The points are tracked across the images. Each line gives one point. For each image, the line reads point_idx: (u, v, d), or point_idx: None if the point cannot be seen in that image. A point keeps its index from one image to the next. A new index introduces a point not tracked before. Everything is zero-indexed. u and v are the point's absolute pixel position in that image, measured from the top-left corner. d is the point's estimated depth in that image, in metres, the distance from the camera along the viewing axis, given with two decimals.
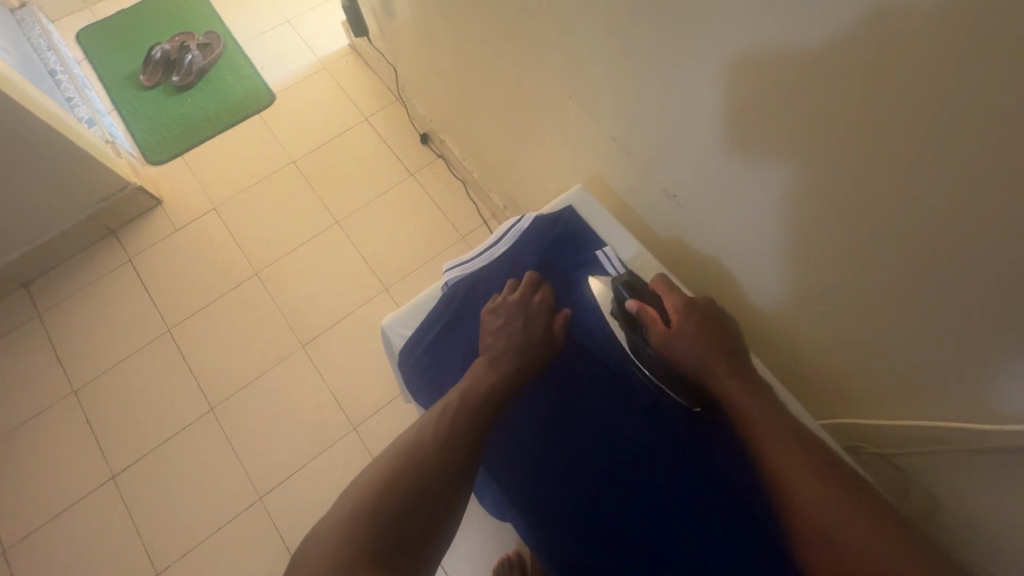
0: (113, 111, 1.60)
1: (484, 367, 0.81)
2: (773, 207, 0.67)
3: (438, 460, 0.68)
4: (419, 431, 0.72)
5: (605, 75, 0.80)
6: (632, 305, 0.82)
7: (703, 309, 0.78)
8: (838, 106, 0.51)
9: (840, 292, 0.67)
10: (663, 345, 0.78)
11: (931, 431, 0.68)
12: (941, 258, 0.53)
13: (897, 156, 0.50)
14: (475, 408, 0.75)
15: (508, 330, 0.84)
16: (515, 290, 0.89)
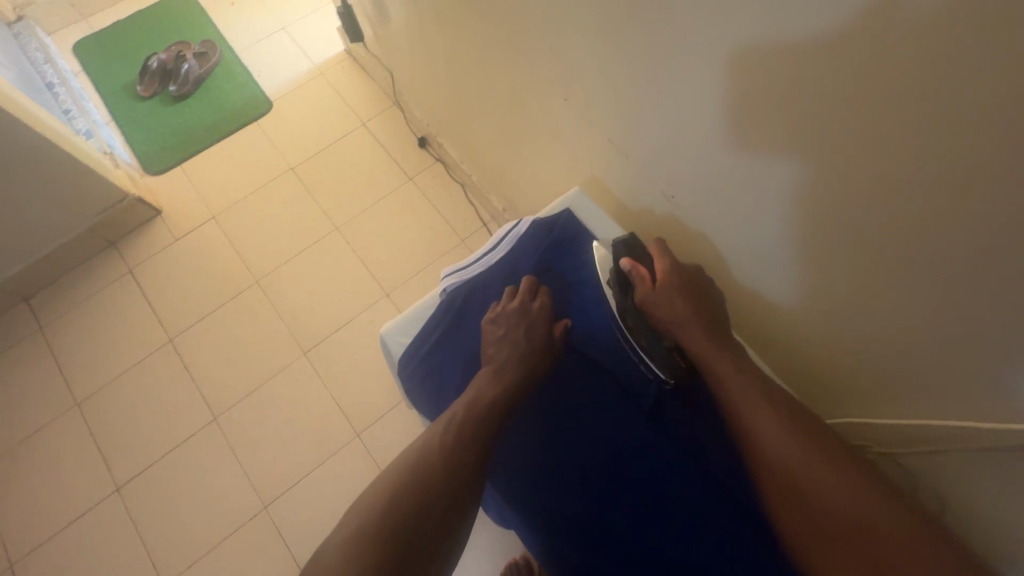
0: (111, 122, 1.59)
1: (484, 386, 0.67)
2: (789, 200, 0.58)
3: (433, 494, 0.56)
4: (410, 461, 0.59)
5: (594, 60, 0.70)
6: (623, 264, 0.72)
7: (690, 270, 0.71)
8: (864, 68, 0.43)
9: (867, 296, 0.57)
10: (653, 304, 0.70)
11: (958, 434, 0.59)
12: (998, 255, 0.44)
13: (942, 132, 0.41)
14: (478, 439, 0.61)
15: (509, 342, 0.71)
16: (515, 297, 0.75)
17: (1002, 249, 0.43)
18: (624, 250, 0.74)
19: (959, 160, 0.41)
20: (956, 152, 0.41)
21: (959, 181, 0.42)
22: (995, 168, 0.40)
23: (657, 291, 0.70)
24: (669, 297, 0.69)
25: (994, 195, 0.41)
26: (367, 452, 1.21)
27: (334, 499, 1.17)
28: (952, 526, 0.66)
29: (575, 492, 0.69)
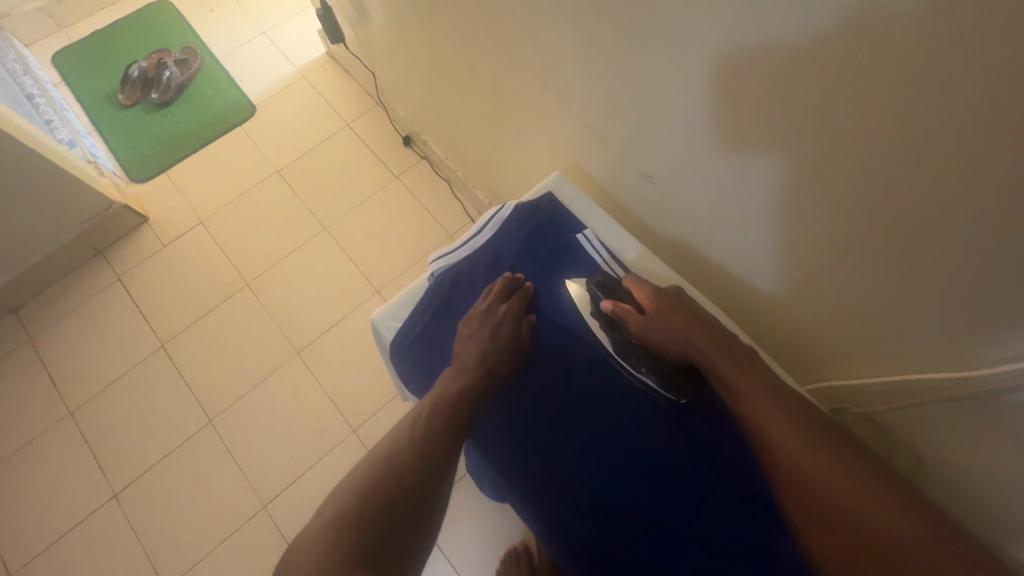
0: (93, 131, 1.59)
1: (451, 383, 0.68)
2: (760, 167, 0.60)
3: (405, 491, 0.56)
4: (382, 458, 0.59)
5: (568, 47, 0.72)
6: (605, 307, 0.71)
7: (677, 297, 0.69)
8: (824, 38, 0.45)
9: (839, 261, 0.60)
10: (648, 335, 0.69)
11: (929, 386, 0.59)
12: (954, 213, 0.46)
13: (897, 95, 0.43)
14: (441, 433, 0.62)
15: (476, 342, 0.71)
16: (486, 298, 0.75)
17: (963, 209, 0.45)
18: (603, 294, 0.73)
19: (921, 124, 0.43)
20: (917, 115, 0.43)
21: (923, 144, 0.44)
22: (954, 129, 0.42)
23: (648, 321, 0.69)
24: (660, 330, 0.68)
25: (955, 156, 0.43)
26: (364, 447, 1.22)
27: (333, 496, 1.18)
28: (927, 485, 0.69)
29: (553, 477, 0.69)
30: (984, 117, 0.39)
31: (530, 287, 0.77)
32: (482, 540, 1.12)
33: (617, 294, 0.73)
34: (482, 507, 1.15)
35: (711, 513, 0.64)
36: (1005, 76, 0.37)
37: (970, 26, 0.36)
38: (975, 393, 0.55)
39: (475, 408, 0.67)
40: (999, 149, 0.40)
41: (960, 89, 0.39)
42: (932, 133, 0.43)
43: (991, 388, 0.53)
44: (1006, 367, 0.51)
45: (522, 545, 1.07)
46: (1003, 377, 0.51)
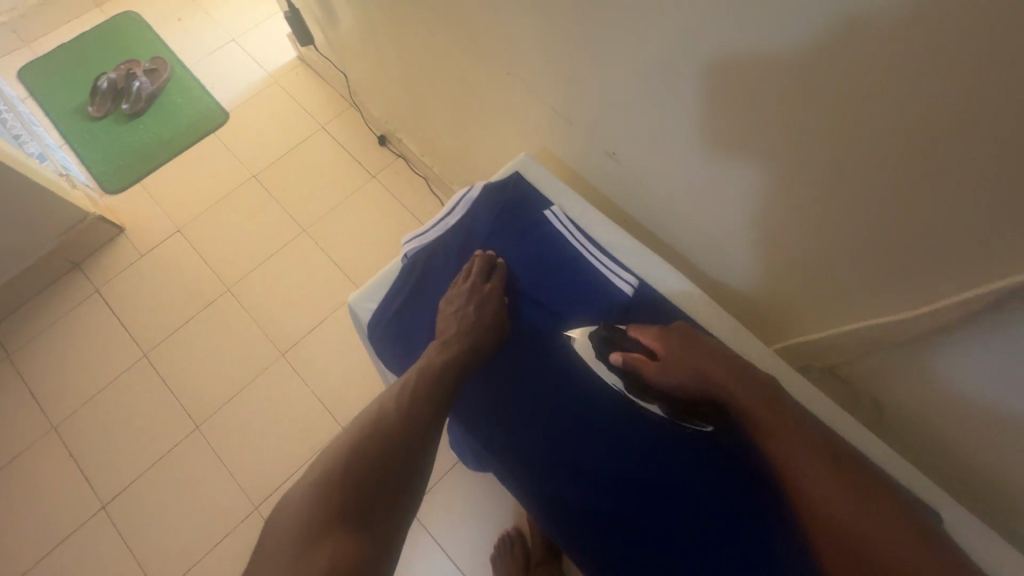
0: (64, 144, 1.58)
1: (435, 354, 0.70)
2: (713, 133, 0.62)
3: (388, 455, 0.59)
4: (366, 423, 0.62)
5: (530, 31, 0.74)
6: (615, 359, 0.67)
7: (690, 334, 0.66)
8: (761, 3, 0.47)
9: (794, 221, 0.62)
10: (668, 381, 0.64)
11: (879, 333, 0.62)
12: (892, 163, 0.49)
13: (831, 54, 0.46)
14: (426, 396, 0.66)
15: (460, 317, 0.73)
16: (468, 278, 0.76)
17: (898, 157, 0.48)
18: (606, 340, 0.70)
19: (855, 77, 0.46)
20: (851, 68, 0.46)
21: (858, 97, 0.47)
22: (884, 82, 0.45)
23: (664, 366, 0.65)
24: (678, 374, 0.64)
25: (888, 107, 0.46)
26: None
27: None
28: (892, 436, 0.72)
29: (536, 448, 0.71)
30: (910, 64, 0.42)
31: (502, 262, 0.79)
32: (475, 527, 1.14)
33: (622, 343, 0.69)
34: (473, 495, 1.17)
35: (677, 462, 0.68)
36: (922, 29, 0.40)
37: None
38: (922, 333, 0.58)
39: (459, 375, 0.69)
40: (926, 95, 0.43)
41: (886, 40, 0.42)
42: (866, 85, 0.46)
43: (933, 327, 0.56)
44: (943, 305, 0.54)
45: (514, 529, 1.10)
46: (941, 316, 0.55)
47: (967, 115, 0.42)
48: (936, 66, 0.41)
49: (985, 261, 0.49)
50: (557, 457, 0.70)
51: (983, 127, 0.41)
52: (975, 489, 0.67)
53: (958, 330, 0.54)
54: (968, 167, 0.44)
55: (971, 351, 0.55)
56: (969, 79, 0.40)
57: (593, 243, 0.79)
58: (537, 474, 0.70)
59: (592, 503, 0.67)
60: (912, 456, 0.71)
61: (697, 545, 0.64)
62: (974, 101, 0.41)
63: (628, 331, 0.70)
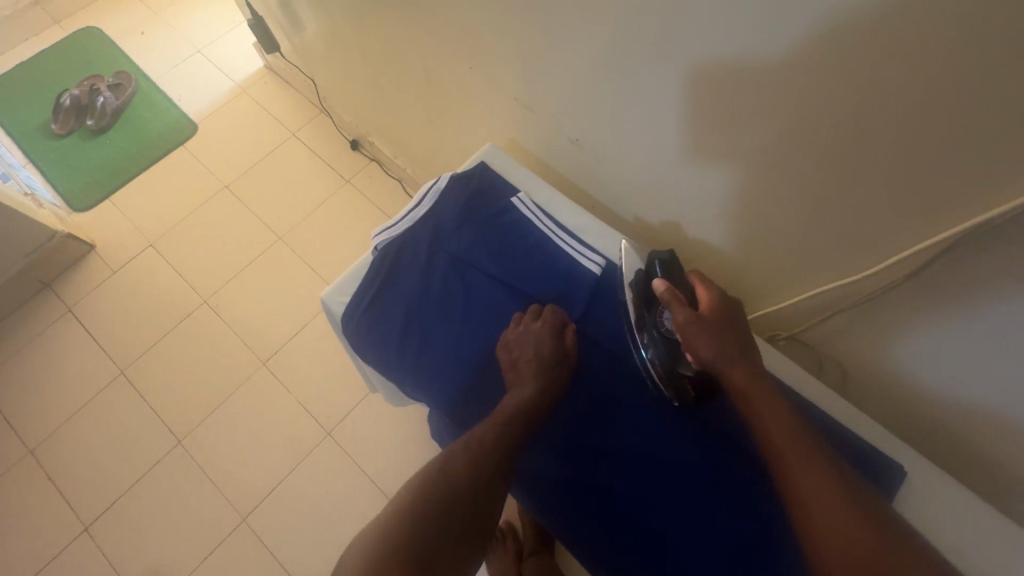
0: (28, 164, 1.55)
1: (513, 400, 0.66)
2: (668, 111, 0.64)
3: (460, 493, 0.55)
4: (436, 466, 0.58)
5: (487, 24, 0.76)
6: (657, 286, 0.63)
7: (737, 317, 0.60)
8: None
9: (748, 193, 0.65)
10: (686, 333, 0.60)
11: (837, 296, 0.65)
12: (831, 129, 0.52)
13: (768, 28, 0.49)
14: (500, 444, 0.61)
15: (531, 362, 0.68)
16: (537, 320, 0.73)
17: (842, 120, 0.50)
18: (660, 272, 0.67)
19: (798, 45, 0.48)
20: (794, 37, 0.48)
21: (802, 65, 0.49)
22: (817, 51, 0.47)
23: (697, 319, 0.59)
24: (704, 334, 0.58)
25: (828, 72, 0.48)
26: (341, 447, 1.22)
27: (313, 499, 1.18)
28: (858, 398, 0.75)
29: None
30: (846, 28, 0.44)
31: (559, 309, 0.74)
32: None
33: (675, 281, 0.65)
34: None
35: (652, 429, 0.69)
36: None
37: None
38: (876, 291, 0.61)
39: (533, 422, 0.65)
40: (864, 57, 0.45)
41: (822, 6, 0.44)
42: (809, 52, 0.48)
43: (886, 284, 0.59)
44: (891, 261, 0.57)
45: (505, 522, 1.10)
46: (892, 271, 0.58)
47: (902, 74, 0.44)
48: (861, 32, 0.44)
49: (925, 217, 0.52)
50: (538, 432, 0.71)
51: (910, 87, 0.44)
52: (941, 444, 0.69)
53: (909, 283, 0.57)
54: (907, 125, 0.47)
55: (921, 304, 0.58)
56: (901, 39, 0.42)
57: (560, 227, 0.81)
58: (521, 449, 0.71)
59: (575, 474, 0.69)
60: (879, 416, 0.74)
61: (676, 507, 0.65)
62: (903, 61, 0.43)
63: (687, 275, 0.66)
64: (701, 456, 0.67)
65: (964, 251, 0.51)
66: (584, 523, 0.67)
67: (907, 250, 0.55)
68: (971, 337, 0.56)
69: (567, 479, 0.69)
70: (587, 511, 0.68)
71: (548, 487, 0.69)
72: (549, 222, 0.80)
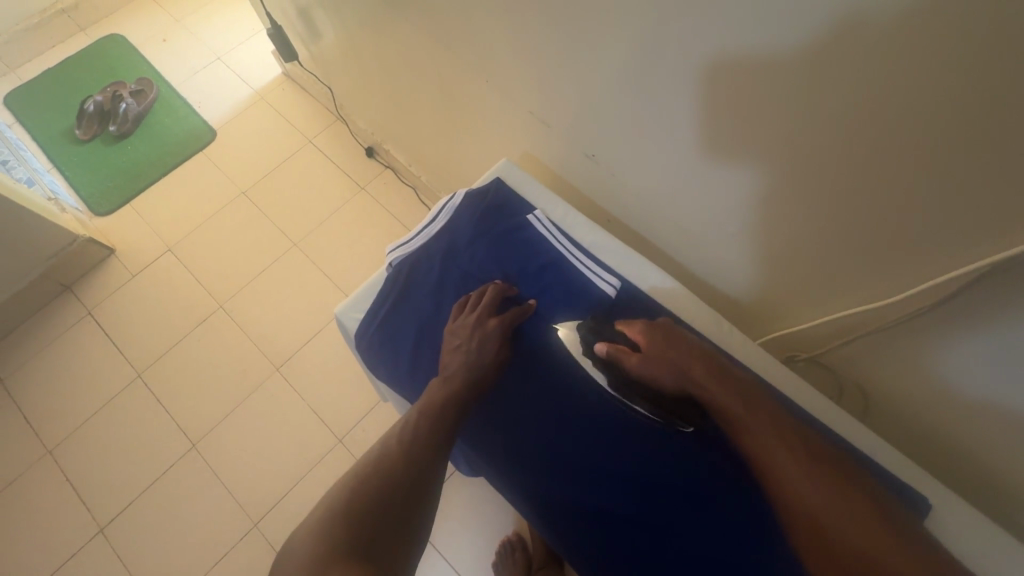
0: (53, 169, 1.58)
1: (434, 392, 0.69)
2: (688, 134, 0.63)
3: (391, 491, 0.57)
4: (362, 470, 0.60)
5: (505, 41, 0.76)
6: (599, 349, 0.68)
7: (673, 334, 0.65)
8: (718, 13, 0.50)
9: (768, 217, 0.64)
10: (646, 373, 0.65)
11: (857, 321, 0.64)
12: (853, 159, 0.51)
13: (789, 56, 0.48)
14: (428, 438, 0.64)
15: (461, 354, 0.71)
16: (474, 310, 0.74)
17: (870, 142, 0.49)
18: (594, 338, 0.70)
19: (824, 64, 0.47)
20: (822, 57, 0.46)
21: (828, 85, 0.48)
22: (839, 82, 0.47)
23: (646, 357, 0.65)
24: (657, 365, 0.64)
25: (856, 91, 0.46)
26: (352, 455, 1.22)
27: None
28: (877, 422, 0.73)
29: (525, 447, 0.71)
30: (875, 48, 0.43)
31: (532, 303, 0.77)
32: (477, 533, 1.14)
33: (610, 336, 0.70)
34: (473, 500, 1.17)
35: (669, 455, 0.67)
36: (868, 31, 0.42)
37: None
38: (899, 318, 0.59)
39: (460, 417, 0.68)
40: (894, 78, 0.43)
41: (850, 24, 0.43)
42: (835, 71, 0.46)
43: (913, 310, 0.58)
44: (919, 289, 0.55)
45: (514, 535, 1.09)
46: (920, 298, 0.56)
47: (928, 106, 0.43)
48: (883, 64, 0.43)
49: (950, 249, 0.51)
50: (549, 453, 0.70)
51: (933, 119, 0.44)
52: (965, 472, 0.67)
53: (937, 310, 0.56)
54: (939, 151, 0.45)
55: (945, 332, 0.56)
56: (931, 67, 0.41)
57: (576, 246, 0.80)
58: (533, 471, 0.70)
59: (587, 497, 0.67)
60: (899, 441, 0.72)
61: (689, 533, 0.64)
62: (927, 94, 0.43)
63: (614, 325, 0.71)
64: (716, 481, 0.65)
65: (995, 281, 0.49)
66: (590, 545, 0.66)
67: (931, 279, 0.54)
68: (999, 368, 0.54)
69: (571, 500, 0.68)
70: (593, 533, 0.66)
71: (554, 508, 0.68)
72: (566, 243, 0.79)
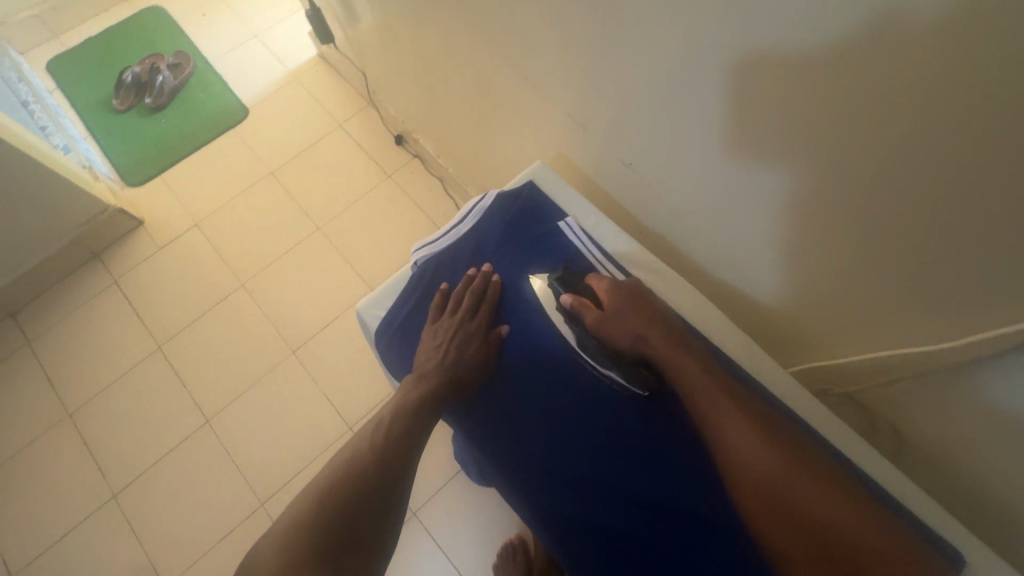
0: (89, 137, 1.61)
1: (411, 390, 0.68)
2: (732, 153, 0.60)
3: (363, 498, 0.56)
4: (343, 465, 0.59)
5: (547, 37, 0.73)
6: (565, 300, 0.70)
7: (634, 296, 0.68)
8: (780, 30, 0.47)
9: (811, 245, 0.61)
10: (603, 331, 0.67)
11: (902, 363, 0.60)
12: (909, 198, 0.48)
13: (849, 83, 0.45)
14: (399, 438, 0.63)
15: (440, 354, 0.71)
16: (456, 312, 0.74)
17: (931, 181, 0.45)
18: (563, 289, 0.72)
19: (899, 94, 0.43)
20: (898, 86, 0.42)
21: (899, 117, 0.44)
22: (904, 114, 0.43)
23: (605, 318, 0.67)
24: (615, 326, 0.67)
25: (931, 127, 0.42)
26: None
27: None
28: (908, 464, 0.69)
29: (534, 460, 0.68)
30: (958, 83, 0.39)
31: (496, 278, 0.77)
32: (480, 533, 1.13)
33: (575, 288, 0.72)
34: (478, 499, 1.16)
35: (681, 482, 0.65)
36: (944, 63, 0.39)
37: (912, 16, 0.38)
38: (949, 365, 0.55)
39: (434, 415, 0.67)
40: (976, 118, 0.39)
41: (934, 54, 0.39)
42: (909, 103, 0.42)
43: (966, 359, 0.53)
44: (976, 337, 0.51)
45: (517, 538, 1.09)
46: (978, 346, 0.51)
47: (1003, 150, 0.39)
48: (958, 101, 0.40)
49: (1011, 302, 0.47)
50: (552, 465, 0.68)
51: (1006, 165, 0.40)
52: (1000, 527, 0.63)
53: (1000, 360, 0.51)
54: (1009, 199, 0.41)
55: (1001, 385, 0.52)
56: (1012, 110, 0.37)
57: (606, 257, 0.77)
58: (536, 485, 0.67)
59: (590, 516, 0.65)
60: (931, 486, 0.68)
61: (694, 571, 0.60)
62: (1002, 138, 0.39)
63: (585, 278, 0.73)
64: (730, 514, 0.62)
65: None
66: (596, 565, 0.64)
67: (985, 330, 0.50)
68: None
69: (568, 518, 0.65)
70: (594, 553, 0.64)
71: (554, 525, 0.66)
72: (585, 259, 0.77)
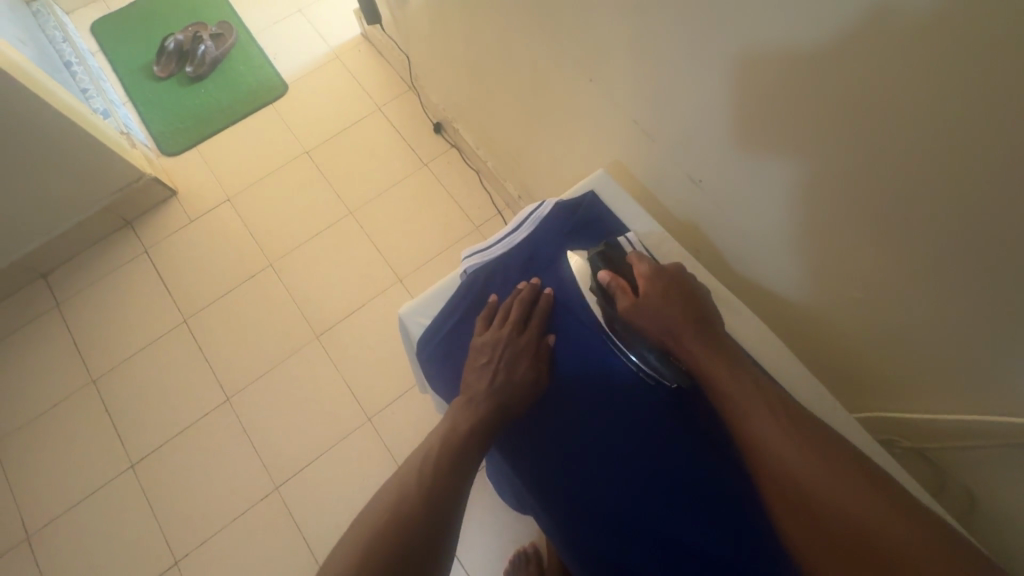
0: (128, 102, 1.60)
1: (458, 416, 0.65)
2: (823, 186, 0.56)
3: (410, 549, 0.52)
4: (389, 501, 0.56)
5: (621, 42, 0.68)
6: (603, 276, 0.68)
7: (680, 291, 0.63)
8: (906, 64, 0.42)
9: (900, 292, 0.56)
10: (631, 317, 0.65)
11: (994, 430, 0.55)
12: None
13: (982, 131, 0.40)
14: (446, 475, 0.59)
15: (488, 374, 0.67)
16: (504, 326, 0.70)
17: None
18: (602, 263, 0.70)
19: None
20: None
21: None
22: None
23: (636, 305, 0.64)
24: (646, 314, 0.63)
25: None
26: (379, 437, 1.20)
27: (343, 481, 1.17)
28: (974, 526, 0.65)
29: (584, 499, 0.64)
30: None
31: (548, 293, 0.73)
32: (494, 538, 1.11)
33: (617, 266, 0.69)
34: (494, 504, 1.14)
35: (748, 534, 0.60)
36: None
37: None
38: None
39: (484, 442, 0.63)
40: None
41: None
42: None
43: None
44: None
45: (531, 547, 1.06)
46: None
47: None
48: None
49: None
50: (607, 506, 0.63)
51: None
52: None
53: None
54: None
55: None
56: None
57: None
58: (590, 528, 0.63)
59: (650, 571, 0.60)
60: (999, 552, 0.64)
61: None
62: None
63: (627, 257, 0.70)
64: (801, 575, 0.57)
65: None
66: None
67: None
68: None
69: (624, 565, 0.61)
70: None
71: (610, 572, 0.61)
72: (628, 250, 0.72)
